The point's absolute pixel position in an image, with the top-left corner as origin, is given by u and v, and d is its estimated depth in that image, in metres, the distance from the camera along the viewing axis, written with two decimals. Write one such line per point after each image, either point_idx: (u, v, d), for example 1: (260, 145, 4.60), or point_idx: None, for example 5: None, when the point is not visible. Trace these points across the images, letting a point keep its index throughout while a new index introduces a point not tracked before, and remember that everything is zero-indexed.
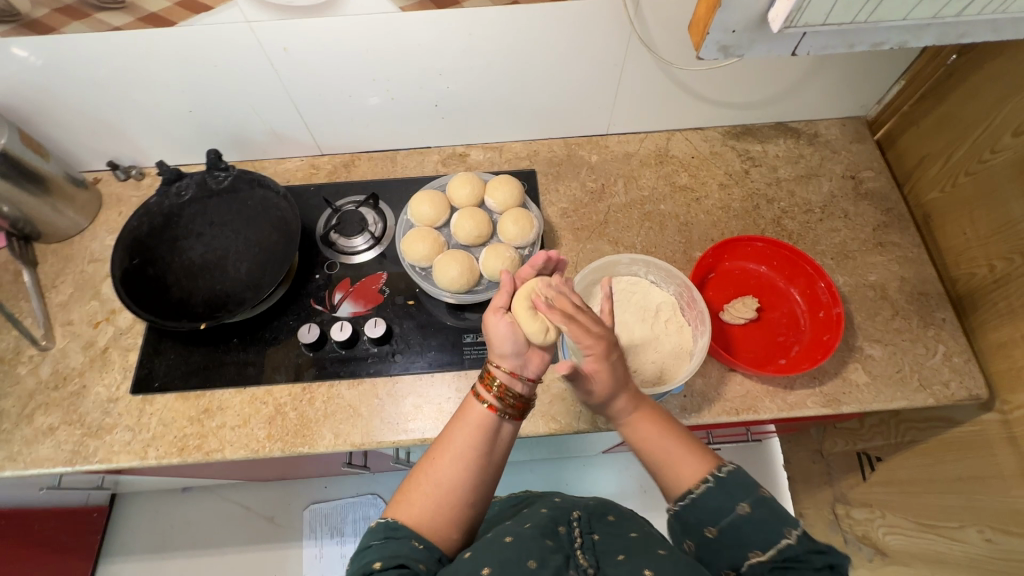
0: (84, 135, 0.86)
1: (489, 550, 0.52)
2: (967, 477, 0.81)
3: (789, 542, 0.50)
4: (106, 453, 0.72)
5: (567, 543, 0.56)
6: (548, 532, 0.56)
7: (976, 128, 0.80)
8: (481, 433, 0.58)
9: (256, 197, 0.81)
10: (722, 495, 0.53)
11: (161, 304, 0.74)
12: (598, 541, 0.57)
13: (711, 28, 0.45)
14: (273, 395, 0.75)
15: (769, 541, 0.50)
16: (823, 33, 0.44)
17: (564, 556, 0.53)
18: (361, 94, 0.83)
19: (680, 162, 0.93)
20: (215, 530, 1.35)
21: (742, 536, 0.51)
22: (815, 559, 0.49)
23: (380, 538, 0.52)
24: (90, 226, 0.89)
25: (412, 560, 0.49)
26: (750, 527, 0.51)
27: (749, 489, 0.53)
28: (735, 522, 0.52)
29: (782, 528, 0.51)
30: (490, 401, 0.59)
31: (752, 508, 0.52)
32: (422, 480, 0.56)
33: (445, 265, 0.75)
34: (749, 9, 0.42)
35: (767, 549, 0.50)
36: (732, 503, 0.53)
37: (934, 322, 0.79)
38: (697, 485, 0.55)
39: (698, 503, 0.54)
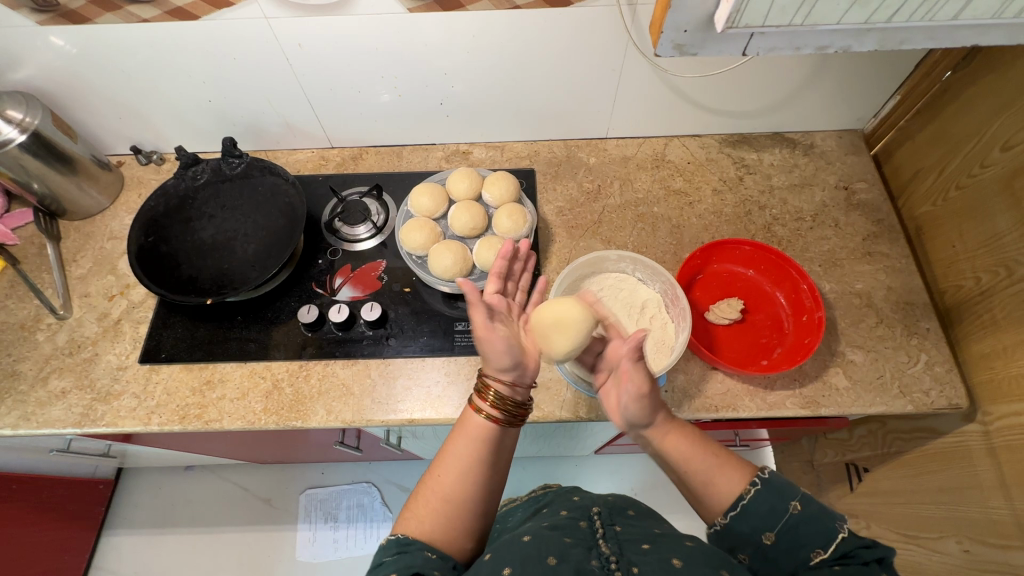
0: (111, 121, 0.92)
1: (509, 550, 0.55)
2: (950, 488, 0.82)
3: (843, 537, 0.52)
4: (112, 418, 0.76)
5: (588, 535, 0.59)
6: (569, 532, 0.59)
7: (967, 143, 0.81)
8: (482, 437, 0.60)
9: (266, 184, 0.86)
10: (773, 498, 0.55)
11: (172, 279, 0.78)
12: (620, 532, 0.60)
13: (664, 27, 0.41)
14: (272, 370, 0.79)
15: (826, 538, 0.52)
16: (772, 36, 0.40)
17: (585, 548, 0.56)
18: (371, 91, 0.88)
19: (675, 167, 0.96)
20: (214, 509, 1.39)
21: (800, 537, 0.53)
22: (863, 552, 0.51)
23: (393, 553, 0.53)
24: (112, 206, 0.94)
25: (426, 567, 0.51)
26: (805, 526, 0.54)
27: (796, 490, 0.56)
28: (792, 524, 0.54)
29: (833, 523, 0.53)
30: (488, 412, 0.61)
31: (803, 506, 0.54)
32: (428, 496, 0.58)
33: (440, 254, 0.78)
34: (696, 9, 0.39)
35: (827, 546, 0.52)
36: (784, 504, 0.55)
37: (918, 332, 0.80)
38: (745, 490, 0.56)
39: (750, 509, 0.55)
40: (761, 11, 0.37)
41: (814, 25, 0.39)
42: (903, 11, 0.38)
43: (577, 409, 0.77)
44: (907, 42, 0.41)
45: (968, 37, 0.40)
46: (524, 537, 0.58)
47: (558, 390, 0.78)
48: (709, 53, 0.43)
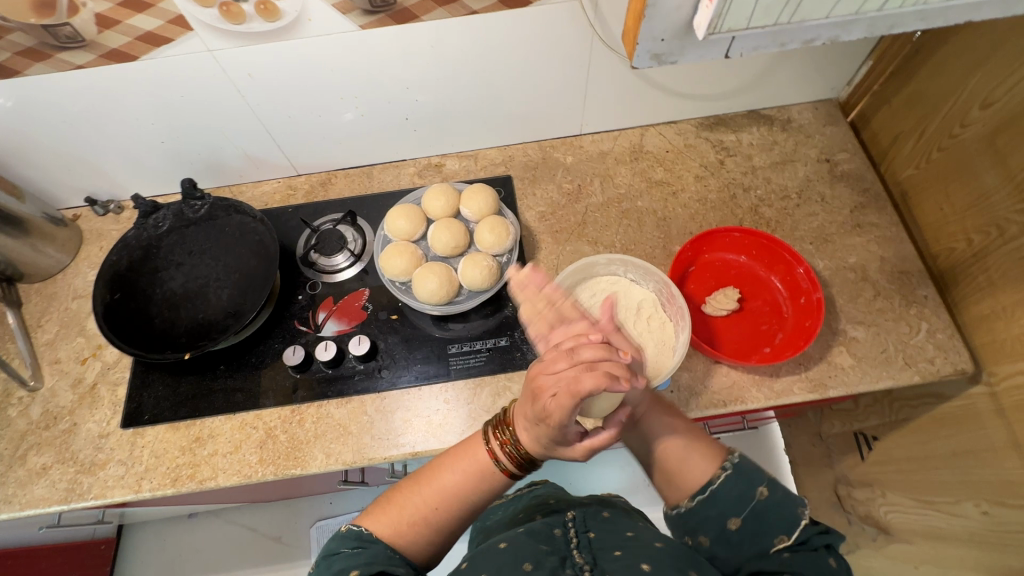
0: (60, 174, 0.87)
1: (488, 559, 0.55)
2: (960, 452, 0.82)
3: (805, 523, 0.51)
4: (100, 489, 0.72)
5: (563, 544, 0.57)
6: (543, 540, 0.57)
7: (945, 103, 0.80)
8: (485, 480, 0.58)
9: (233, 223, 0.81)
10: (741, 482, 0.54)
11: (144, 336, 0.74)
12: (595, 539, 0.58)
13: (640, 39, 0.38)
14: (263, 419, 0.75)
15: (790, 522, 0.51)
16: (760, 36, 0.38)
17: (559, 558, 0.54)
18: (333, 112, 0.84)
19: (655, 157, 0.93)
20: (223, 554, 1.35)
21: (764, 519, 0.52)
22: (816, 540, 0.51)
23: (351, 547, 0.53)
24: (73, 263, 0.89)
25: (390, 566, 0.51)
26: (773, 510, 0.52)
27: (763, 473, 0.54)
28: (756, 506, 0.52)
29: (797, 508, 0.52)
30: (505, 464, 0.58)
31: (769, 491, 0.53)
32: (407, 511, 0.57)
33: (424, 278, 0.75)
34: (672, 15, 0.36)
35: (791, 530, 0.50)
36: (750, 488, 0.53)
37: (916, 300, 0.79)
38: (715, 475, 0.55)
39: (719, 495, 0.54)
40: (745, 11, 0.35)
41: (801, 22, 0.37)
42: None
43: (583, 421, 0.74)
44: (898, 26, 0.39)
45: (962, 15, 0.38)
46: (499, 545, 0.58)
47: None
48: (689, 59, 0.40)
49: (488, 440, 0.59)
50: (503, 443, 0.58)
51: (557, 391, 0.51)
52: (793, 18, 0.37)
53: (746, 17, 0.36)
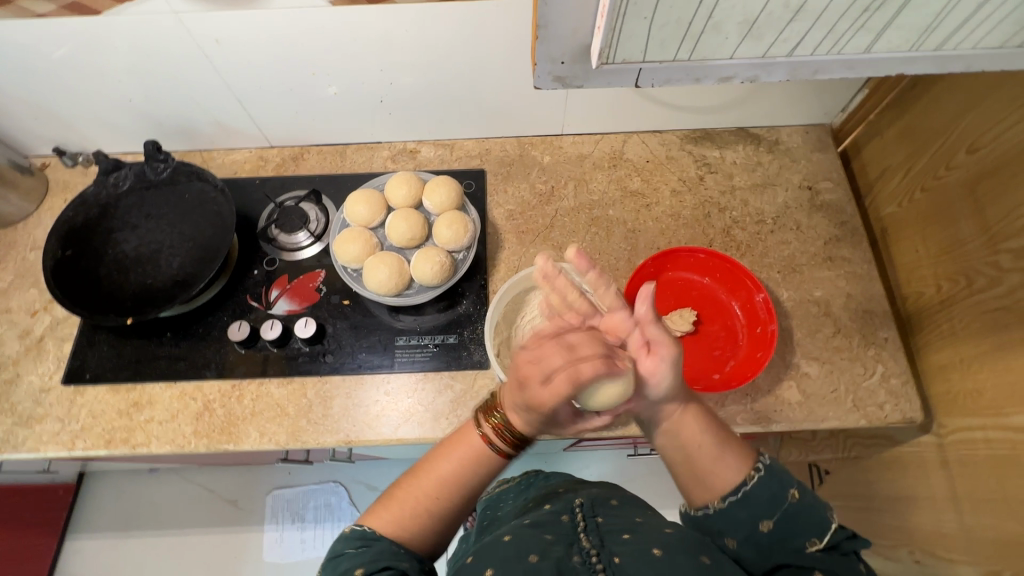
0: (28, 122, 0.85)
1: (491, 551, 0.52)
2: (906, 498, 0.81)
3: (836, 527, 0.51)
4: (34, 443, 0.72)
5: (569, 529, 0.55)
6: (549, 526, 0.55)
7: (935, 142, 0.77)
8: (477, 462, 0.57)
9: (193, 191, 0.80)
10: (775, 485, 0.52)
11: (91, 296, 0.74)
12: (602, 523, 0.56)
13: (539, 59, 0.38)
14: (202, 391, 0.75)
15: (822, 527, 0.50)
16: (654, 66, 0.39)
17: (566, 545, 0.52)
18: (304, 88, 0.81)
19: (633, 165, 0.91)
20: (178, 511, 1.37)
21: (797, 524, 0.51)
22: (846, 544, 0.51)
23: (356, 546, 0.52)
24: (36, 212, 0.89)
25: (395, 561, 0.50)
26: (804, 513, 0.51)
27: (795, 476, 0.53)
28: (790, 510, 0.51)
29: (827, 512, 0.51)
30: (500, 446, 0.57)
31: (801, 495, 0.52)
32: (406, 502, 0.56)
33: (375, 268, 0.74)
34: (571, 36, 0.36)
35: (823, 536, 0.50)
36: (784, 491, 0.52)
37: (876, 341, 0.77)
38: (749, 476, 0.53)
39: (751, 497, 0.52)
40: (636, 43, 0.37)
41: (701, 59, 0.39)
42: (806, 43, 0.38)
43: None
44: (822, 72, 0.41)
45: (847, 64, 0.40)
46: (504, 534, 0.55)
47: None
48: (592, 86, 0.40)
49: (480, 425, 0.58)
50: (495, 426, 0.57)
51: (545, 372, 0.51)
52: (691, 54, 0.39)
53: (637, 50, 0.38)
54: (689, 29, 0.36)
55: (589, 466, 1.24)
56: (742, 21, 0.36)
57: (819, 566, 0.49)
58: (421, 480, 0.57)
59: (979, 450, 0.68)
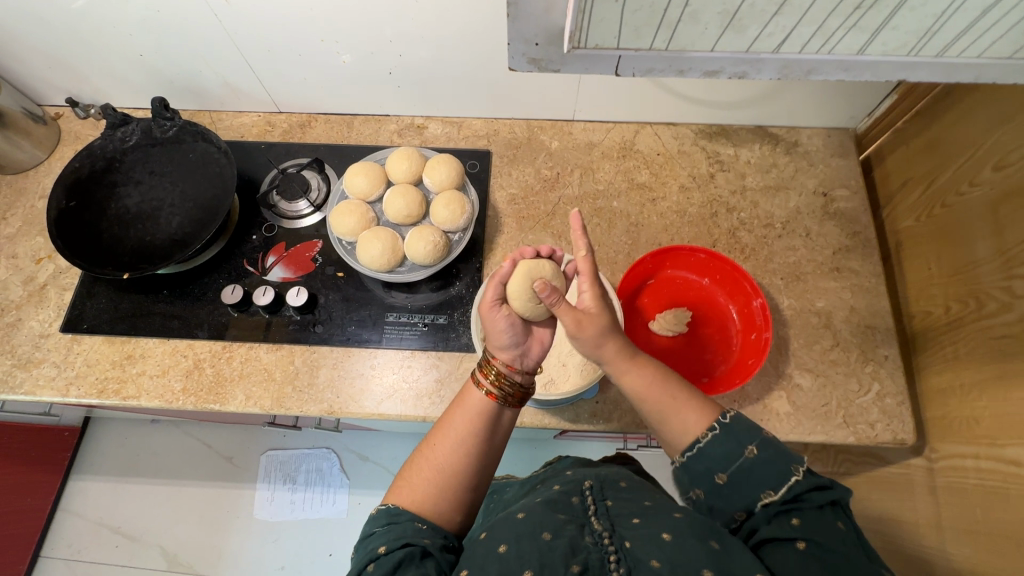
0: (42, 71, 0.86)
1: (504, 527, 0.51)
2: (892, 519, 0.79)
3: (795, 479, 0.47)
4: (31, 386, 0.74)
5: (581, 512, 0.53)
6: (560, 508, 0.53)
7: (962, 156, 0.73)
8: (480, 412, 0.57)
9: (197, 151, 0.80)
10: (729, 441, 0.50)
11: (91, 248, 0.75)
12: (612, 507, 0.54)
13: (511, 39, 0.37)
14: (193, 349, 0.76)
15: (779, 480, 0.47)
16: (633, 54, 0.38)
17: (578, 525, 0.50)
18: (311, 55, 0.80)
19: (643, 158, 0.88)
20: (176, 462, 1.41)
21: (750, 477, 0.48)
22: (812, 497, 0.46)
23: (383, 524, 0.50)
24: (48, 160, 0.90)
25: (416, 540, 0.48)
26: (759, 467, 0.48)
27: (753, 431, 0.50)
28: (743, 465, 0.49)
29: (788, 465, 0.48)
30: (489, 389, 0.57)
31: (757, 449, 0.49)
32: (426, 462, 0.55)
33: (368, 242, 0.73)
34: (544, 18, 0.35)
35: (778, 488, 0.47)
36: (738, 447, 0.50)
37: (875, 358, 0.75)
38: (704, 433, 0.51)
39: (705, 452, 0.51)
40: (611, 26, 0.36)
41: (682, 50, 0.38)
42: (793, 40, 0.37)
43: None
44: (814, 73, 0.40)
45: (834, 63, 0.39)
46: (516, 513, 0.53)
47: None
48: (567, 71, 0.40)
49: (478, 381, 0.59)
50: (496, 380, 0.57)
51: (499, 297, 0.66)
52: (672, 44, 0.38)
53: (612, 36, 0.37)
54: (664, 17, 0.35)
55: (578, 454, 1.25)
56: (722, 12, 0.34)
57: (800, 534, 0.44)
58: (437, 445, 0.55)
59: (969, 479, 0.66)
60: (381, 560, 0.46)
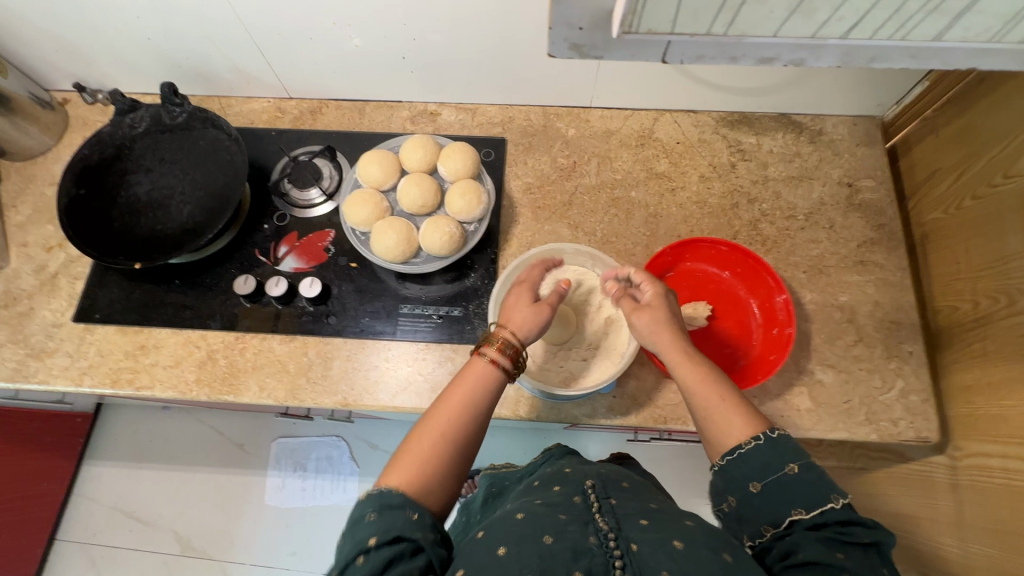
0: (49, 55, 0.84)
1: (503, 529, 0.48)
2: (910, 515, 0.78)
3: (837, 508, 0.46)
4: (45, 376, 0.74)
5: (583, 510, 0.50)
6: (562, 508, 0.51)
7: (996, 146, 0.70)
8: (485, 382, 0.56)
9: (208, 138, 0.79)
10: (772, 454, 0.50)
11: (102, 237, 0.74)
12: (617, 505, 0.51)
13: (553, 22, 0.35)
14: (206, 340, 0.76)
15: (821, 505, 0.47)
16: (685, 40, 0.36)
17: (581, 525, 0.48)
18: (323, 39, 0.78)
19: (662, 146, 0.86)
20: (187, 449, 1.42)
21: (790, 495, 0.48)
22: (850, 531, 0.46)
23: (374, 509, 0.47)
24: (56, 146, 0.89)
25: (406, 533, 0.45)
26: (800, 486, 0.48)
27: (801, 452, 0.50)
28: (783, 481, 0.48)
29: (832, 494, 0.47)
30: (493, 355, 0.58)
31: (801, 469, 0.48)
32: (425, 433, 0.52)
33: (383, 233, 0.72)
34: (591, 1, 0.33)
35: (819, 511, 0.46)
36: (780, 463, 0.49)
37: (899, 355, 0.73)
38: (746, 441, 0.51)
39: (747, 459, 0.50)
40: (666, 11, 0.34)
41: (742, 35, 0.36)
42: (864, 25, 0.35)
43: (518, 407, 0.71)
44: (879, 60, 0.38)
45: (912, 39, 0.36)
46: (515, 513, 0.50)
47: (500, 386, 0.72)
48: (613, 57, 0.37)
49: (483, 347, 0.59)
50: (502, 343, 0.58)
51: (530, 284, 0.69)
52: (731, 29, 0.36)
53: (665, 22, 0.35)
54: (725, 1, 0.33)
55: (588, 445, 1.24)
56: None
57: (831, 562, 0.43)
58: (432, 420, 0.54)
59: (993, 479, 0.65)
60: (372, 554, 0.43)
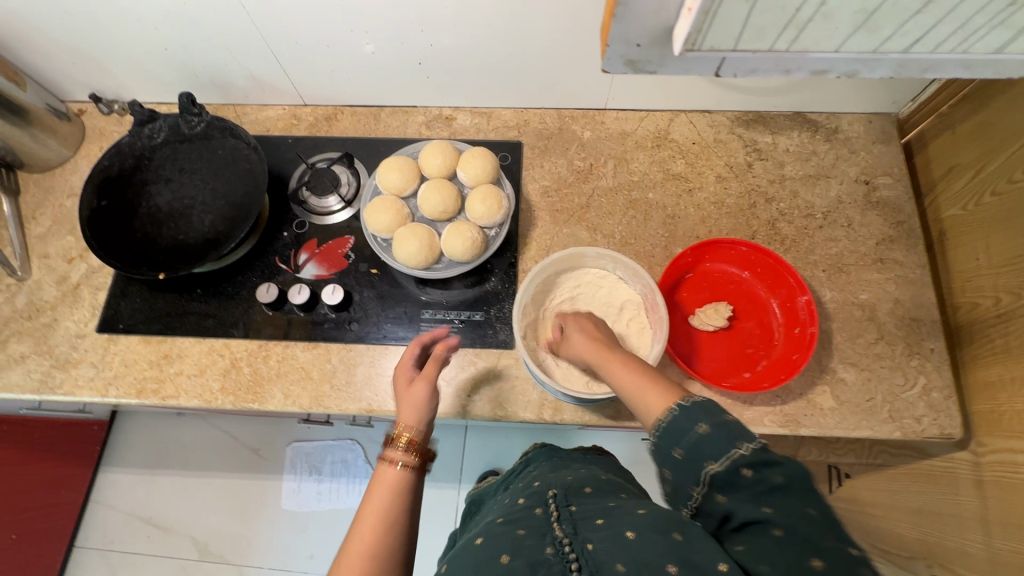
0: (66, 67, 0.84)
1: (467, 557, 0.49)
2: (932, 511, 0.78)
3: (733, 455, 0.45)
4: (71, 387, 0.74)
5: (544, 521, 0.51)
6: (521, 522, 0.52)
7: (1013, 142, 0.70)
8: (401, 494, 0.56)
9: (227, 147, 0.79)
10: (684, 419, 0.49)
11: (126, 248, 0.74)
12: (577, 511, 0.52)
13: (612, 39, 0.38)
14: (230, 348, 0.76)
15: (714, 456, 0.46)
16: (743, 57, 0.39)
17: (539, 537, 0.49)
18: (340, 46, 0.78)
19: (678, 147, 0.86)
20: (203, 455, 1.42)
21: (700, 454, 0.47)
22: (766, 475, 0.44)
23: None
24: (73, 157, 0.89)
25: None
26: (702, 443, 0.47)
27: (718, 411, 0.49)
28: (695, 441, 0.47)
29: (733, 442, 0.46)
30: (399, 460, 0.57)
31: (710, 428, 0.47)
32: (359, 536, 0.52)
33: (405, 239, 0.72)
34: (651, 21, 0.36)
35: (718, 462, 0.45)
36: (691, 425, 0.48)
37: (921, 352, 0.73)
38: (663, 412, 0.52)
39: (667, 429, 0.50)
40: (729, 31, 0.37)
41: (802, 51, 0.39)
42: (923, 38, 0.38)
43: (542, 410, 0.71)
44: (929, 71, 0.40)
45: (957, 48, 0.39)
46: (475, 540, 0.52)
47: (524, 390, 0.72)
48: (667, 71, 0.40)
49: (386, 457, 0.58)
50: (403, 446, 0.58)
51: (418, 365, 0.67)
52: (791, 46, 0.39)
53: (727, 40, 0.38)
54: (795, 17, 0.36)
55: (603, 444, 1.24)
56: (857, 10, 0.35)
57: (766, 518, 0.42)
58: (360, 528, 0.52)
59: (1018, 474, 0.65)
60: None
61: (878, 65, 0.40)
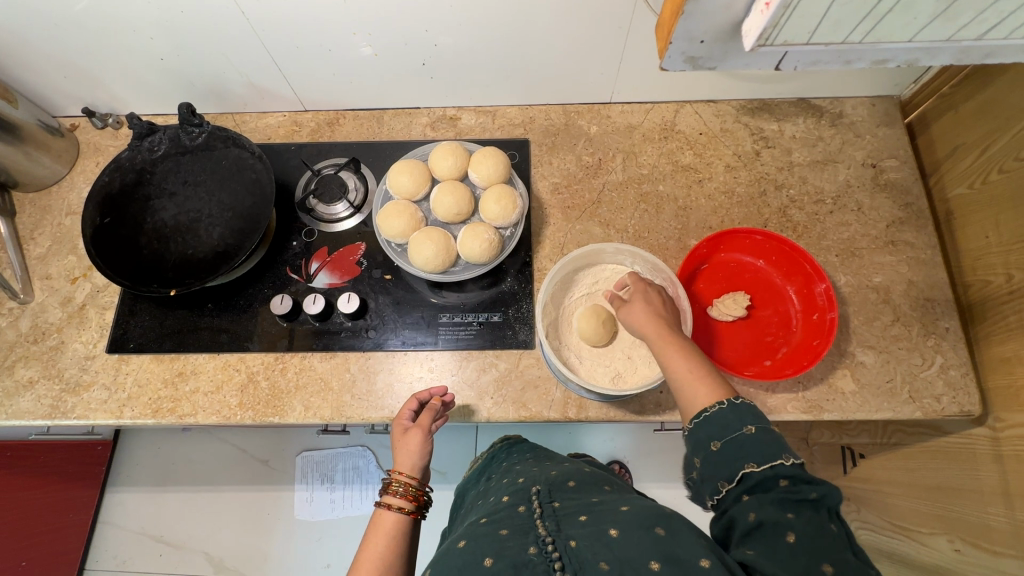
0: (57, 81, 0.82)
1: (448, 561, 0.48)
2: (950, 487, 0.80)
3: (778, 463, 0.47)
4: (83, 410, 0.73)
5: (526, 519, 0.51)
6: (503, 521, 0.51)
7: (1018, 120, 0.71)
8: (396, 538, 0.58)
9: (230, 157, 0.77)
10: (731, 415, 0.51)
11: (133, 265, 0.72)
12: (560, 507, 0.52)
13: (675, 37, 0.42)
14: (246, 362, 0.75)
15: (760, 459, 0.47)
16: (810, 49, 0.41)
17: (522, 535, 0.48)
18: (343, 50, 0.77)
19: (686, 138, 0.86)
20: (211, 470, 1.40)
21: (743, 453, 0.48)
22: (803, 488, 0.45)
23: None
24: (69, 174, 0.87)
25: None
26: (748, 444, 0.49)
27: (764, 419, 0.50)
28: (738, 439, 0.49)
29: (780, 452, 0.47)
30: (397, 504, 0.60)
31: (758, 429, 0.49)
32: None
33: (421, 244, 0.71)
34: (714, 19, 0.39)
35: (760, 463, 0.47)
36: (738, 424, 0.50)
37: (936, 331, 0.74)
38: (709, 405, 0.53)
39: (710, 420, 0.52)
40: (801, 27, 0.39)
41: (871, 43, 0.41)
42: (999, 28, 0.39)
43: (566, 409, 0.71)
44: (993, 55, 0.42)
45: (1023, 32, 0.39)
46: (457, 544, 0.50)
47: (547, 389, 0.72)
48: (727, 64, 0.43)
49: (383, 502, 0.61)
50: (401, 491, 0.61)
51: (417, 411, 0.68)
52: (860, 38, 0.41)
53: (799, 35, 0.40)
54: (874, 9, 0.37)
55: (616, 437, 1.24)
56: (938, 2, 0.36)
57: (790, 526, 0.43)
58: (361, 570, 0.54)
59: None
60: None
61: (940, 53, 0.42)
